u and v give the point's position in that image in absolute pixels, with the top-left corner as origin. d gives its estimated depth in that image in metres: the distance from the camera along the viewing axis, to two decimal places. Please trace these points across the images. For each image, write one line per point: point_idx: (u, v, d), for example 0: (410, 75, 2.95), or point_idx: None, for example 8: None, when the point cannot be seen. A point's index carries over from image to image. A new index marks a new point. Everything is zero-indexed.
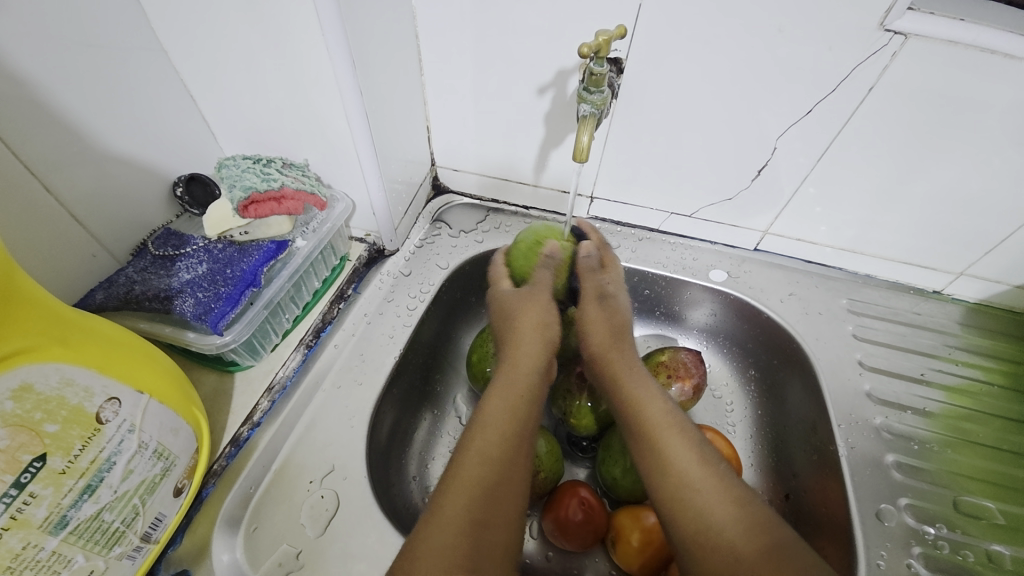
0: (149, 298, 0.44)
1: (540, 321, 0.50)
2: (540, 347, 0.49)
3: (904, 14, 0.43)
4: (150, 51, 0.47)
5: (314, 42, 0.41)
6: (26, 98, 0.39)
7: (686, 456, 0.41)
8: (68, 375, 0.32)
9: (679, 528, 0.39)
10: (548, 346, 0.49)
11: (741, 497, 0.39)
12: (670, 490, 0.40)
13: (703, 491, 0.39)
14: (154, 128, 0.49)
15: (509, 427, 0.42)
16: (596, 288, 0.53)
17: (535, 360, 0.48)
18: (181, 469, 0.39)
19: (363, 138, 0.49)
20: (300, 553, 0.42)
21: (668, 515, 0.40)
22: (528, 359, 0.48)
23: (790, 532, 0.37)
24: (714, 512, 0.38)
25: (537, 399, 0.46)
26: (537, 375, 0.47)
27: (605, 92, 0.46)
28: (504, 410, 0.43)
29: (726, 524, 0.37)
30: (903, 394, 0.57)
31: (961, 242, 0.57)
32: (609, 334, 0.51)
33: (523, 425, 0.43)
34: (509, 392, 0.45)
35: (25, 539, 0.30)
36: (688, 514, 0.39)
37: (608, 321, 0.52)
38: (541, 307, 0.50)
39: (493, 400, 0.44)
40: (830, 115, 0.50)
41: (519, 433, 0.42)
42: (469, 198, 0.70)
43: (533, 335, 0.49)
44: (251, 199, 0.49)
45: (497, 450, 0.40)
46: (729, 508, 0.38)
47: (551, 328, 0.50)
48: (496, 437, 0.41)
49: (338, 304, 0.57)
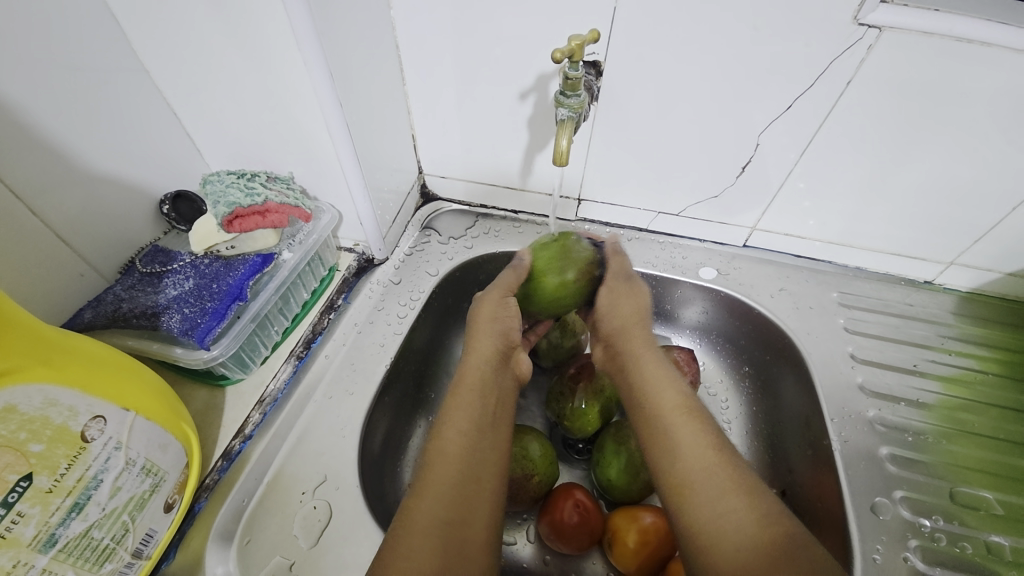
0: (136, 315, 0.45)
1: (494, 316, 0.49)
2: (494, 337, 0.49)
3: (878, 6, 0.43)
4: (133, 71, 0.47)
5: (292, 57, 0.42)
6: (13, 125, 0.40)
7: (695, 449, 0.41)
8: (52, 395, 0.32)
9: (686, 517, 0.39)
10: (503, 338, 0.49)
11: (753, 488, 0.38)
12: (674, 481, 0.40)
13: (708, 483, 0.39)
14: (140, 148, 0.50)
15: (471, 427, 0.42)
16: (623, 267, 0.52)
17: (491, 349, 0.48)
18: (171, 485, 0.39)
19: (345, 148, 0.50)
20: (293, 565, 0.42)
21: (672, 506, 0.40)
22: (481, 356, 0.47)
23: (800, 527, 0.36)
24: (721, 500, 0.38)
25: (499, 395, 0.46)
26: (496, 367, 0.47)
27: (582, 95, 0.46)
28: (465, 411, 0.43)
29: (734, 514, 0.37)
30: (896, 386, 0.56)
31: (950, 231, 0.57)
32: (629, 317, 0.50)
33: (484, 422, 0.43)
34: (465, 391, 0.45)
35: (15, 557, 0.30)
36: (694, 506, 0.39)
37: (620, 310, 0.51)
38: (493, 303, 0.50)
39: (456, 399, 0.44)
40: (810, 108, 0.50)
41: (482, 430, 0.43)
42: (458, 204, 0.70)
43: (487, 322, 0.49)
44: (235, 214, 0.49)
45: (457, 450, 0.40)
46: (739, 498, 0.38)
47: (506, 321, 0.50)
48: (457, 435, 0.41)
49: (328, 315, 0.57)
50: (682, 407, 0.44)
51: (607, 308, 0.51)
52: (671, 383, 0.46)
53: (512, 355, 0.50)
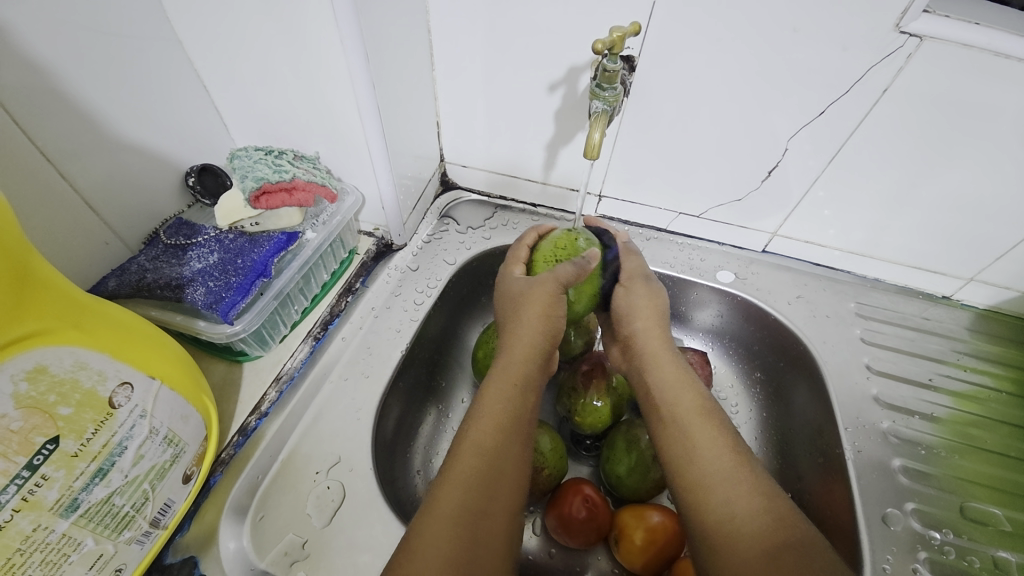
0: (160, 286, 0.45)
1: (546, 309, 0.47)
2: (542, 330, 0.47)
3: (920, 15, 0.43)
4: (165, 41, 0.47)
5: (327, 34, 0.41)
6: (46, 89, 0.40)
7: (715, 452, 0.41)
8: (82, 359, 0.32)
9: (704, 523, 0.38)
10: (550, 334, 0.47)
11: (770, 490, 0.38)
12: (688, 481, 0.41)
13: (728, 485, 0.39)
14: (168, 120, 0.49)
15: (505, 417, 0.42)
16: (639, 267, 0.54)
17: (537, 342, 0.46)
18: (191, 457, 0.39)
19: (374, 130, 0.49)
20: (306, 543, 0.42)
21: (691, 510, 0.40)
22: (524, 347, 0.46)
23: (815, 527, 0.37)
24: (736, 503, 0.38)
25: (536, 387, 0.46)
26: (538, 362, 0.46)
27: (618, 88, 0.46)
28: (500, 398, 0.43)
29: (750, 518, 0.37)
30: (910, 399, 0.56)
31: (972, 247, 0.57)
32: (648, 321, 0.51)
33: (518, 412, 0.43)
34: (505, 380, 0.44)
35: (36, 521, 0.30)
36: (710, 510, 0.38)
37: (647, 309, 0.51)
38: (545, 295, 0.46)
39: (490, 388, 0.44)
40: (843, 116, 0.50)
41: (514, 421, 0.42)
42: (477, 195, 0.70)
43: (537, 311, 0.47)
44: (263, 189, 0.49)
45: (488, 441, 0.40)
46: (756, 498, 0.38)
47: (556, 318, 0.47)
48: (490, 425, 0.41)
49: (346, 297, 0.57)
50: (700, 413, 0.44)
51: (626, 308, 0.52)
52: (693, 388, 0.46)
53: (552, 355, 0.49)
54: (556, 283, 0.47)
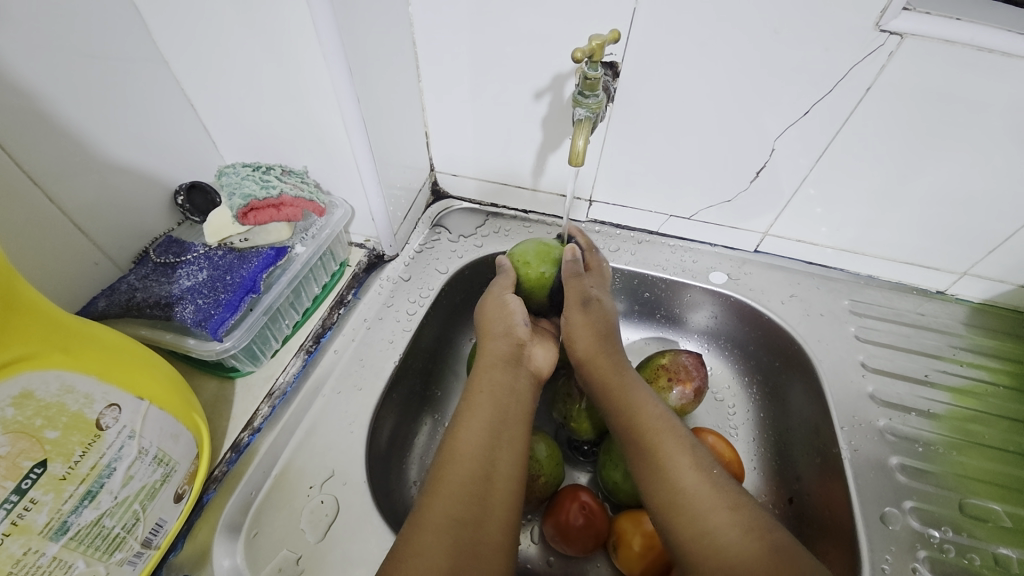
0: (150, 305, 0.45)
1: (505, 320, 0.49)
2: (505, 340, 0.48)
3: (900, 13, 0.43)
4: (152, 62, 0.47)
5: (312, 50, 0.42)
6: (34, 114, 0.40)
7: (683, 464, 0.41)
8: (69, 381, 0.32)
9: (679, 534, 0.38)
10: (509, 338, 0.49)
11: (740, 503, 0.39)
12: (664, 498, 0.40)
13: (698, 499, 0.39)
14: (155, 139, 0.50)
15: (490, 428, 0.42)
16: (597, 281, 0.53)
17: (504, 350, 0.48)
18: (182, 475, 0.39)
19: (361, 144, 0.50)
20: (300, 559, 0.42)
21: (665, 525, 0.39)
22: (493, 358, 0.48)
23: (789, 537, 0.37)
24: (710, 519, 0.38)
25: (517, 394, 0.46)
26: (511, 369, 0.47)
27: (600, 96, 0.46)
28: (484, 411, 0.43)
29: (725, 530, 0.37)
30: (907, 396, 0.56)
31: (964, 241, 0.57)
32: (589, 343, 0.50)
33: (504, 422, 0.43)
34: (485, 394, 0.45)
35: (26, 544, 0.30)
36: (684, 520, 0.39)
37: (592, 327, 0.50)
38: (498, 309, 0.50)
39: (473, 400, 0.44)
40: (827, 115, 0.50)
41: (500, 432, 0.42)
42: (468, 203, 0.70)
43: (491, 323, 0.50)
44: (250, 206, 0.50)
45: (473, 451, 0.40)
46: (728, 514, 0.38)
47: (509, 323, 0.49)
48: (476, 437, 0.41)
49: (338, 310, 0.57)
50: (665, 429, 0.44)
51: (575, 329, 0.51)
52: (651, 404, 0.46)
53: (525, 357, 0.49)
54: (500, 292, 0.52)
